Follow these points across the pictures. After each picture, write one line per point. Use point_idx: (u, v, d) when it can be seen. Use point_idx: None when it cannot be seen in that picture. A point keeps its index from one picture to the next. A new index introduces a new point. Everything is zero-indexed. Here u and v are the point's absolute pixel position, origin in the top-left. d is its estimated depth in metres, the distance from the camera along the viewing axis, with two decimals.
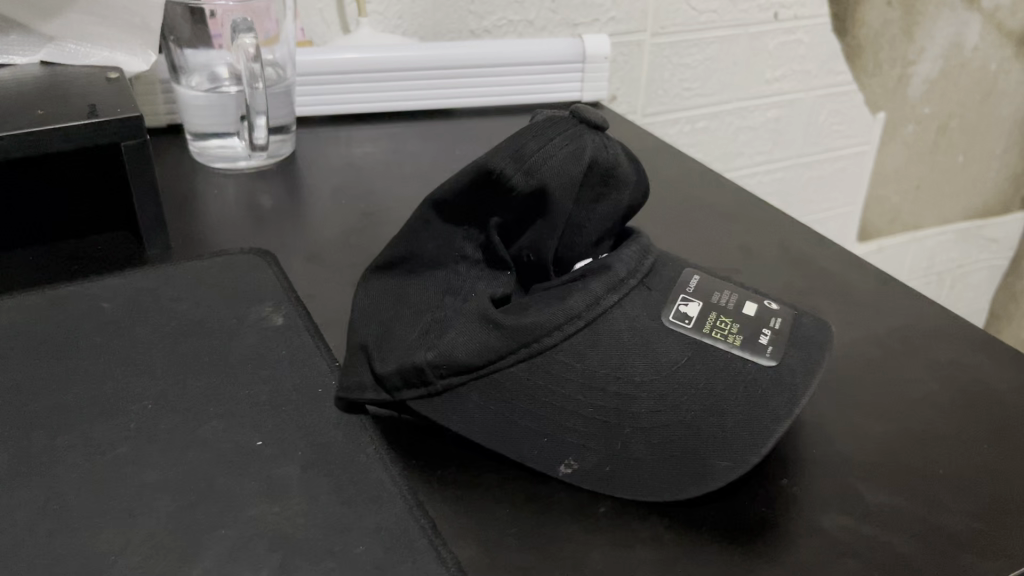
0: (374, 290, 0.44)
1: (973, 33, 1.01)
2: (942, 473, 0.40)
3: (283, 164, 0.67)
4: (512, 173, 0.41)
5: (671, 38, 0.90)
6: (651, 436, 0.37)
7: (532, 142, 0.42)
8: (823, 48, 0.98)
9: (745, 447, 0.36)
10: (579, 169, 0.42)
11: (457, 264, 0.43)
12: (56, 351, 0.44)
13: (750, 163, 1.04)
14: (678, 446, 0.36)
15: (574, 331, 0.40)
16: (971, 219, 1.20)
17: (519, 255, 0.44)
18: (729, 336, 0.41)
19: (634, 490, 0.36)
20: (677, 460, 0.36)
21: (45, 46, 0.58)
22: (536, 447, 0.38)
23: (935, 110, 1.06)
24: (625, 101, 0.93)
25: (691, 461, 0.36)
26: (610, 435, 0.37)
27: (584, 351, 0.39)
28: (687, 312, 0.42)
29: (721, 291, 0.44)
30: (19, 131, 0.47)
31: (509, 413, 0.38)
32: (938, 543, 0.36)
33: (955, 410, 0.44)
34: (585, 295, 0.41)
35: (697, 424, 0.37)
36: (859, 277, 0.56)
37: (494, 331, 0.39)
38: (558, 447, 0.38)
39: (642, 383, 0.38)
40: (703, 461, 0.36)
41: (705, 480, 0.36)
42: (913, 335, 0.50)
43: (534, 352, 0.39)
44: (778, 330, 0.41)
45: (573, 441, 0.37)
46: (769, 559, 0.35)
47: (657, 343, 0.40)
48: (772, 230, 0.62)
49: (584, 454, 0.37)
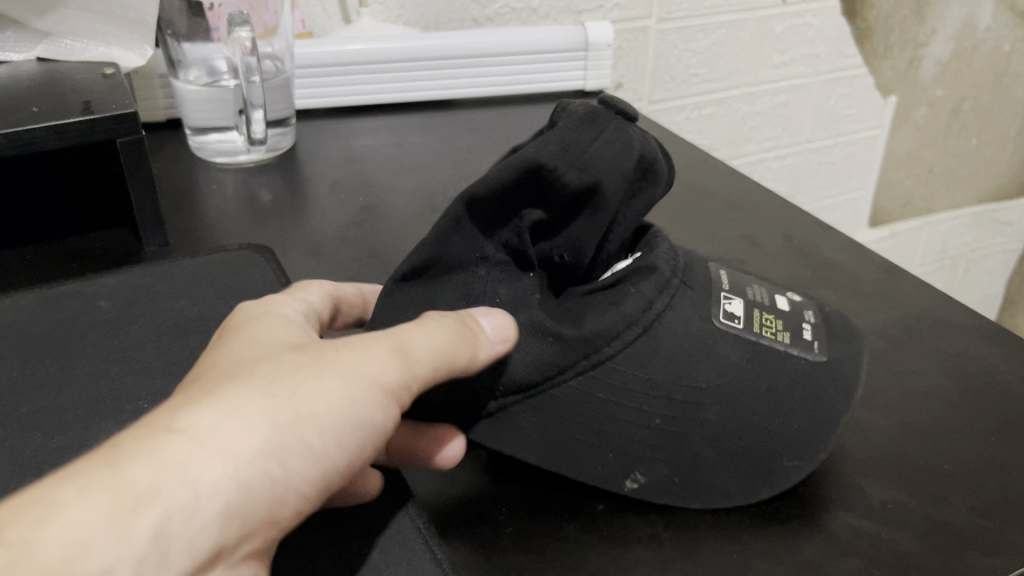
0: (396, 298, 0.38)
1: (986, 14, 0.99)
2: (946, 468, 0.39)
3: (283, 157, 0.66)
4: (565, 168, 0.37)
5: (676, 24, 0.89)
6: (720, 442, 0.35)
7: (579, 134, 0.38)
8: (832, 31, 0.96)
9: (811, 444, 0.36)
10: (629, 163, 0.39)
11: (477, 266, 0.38)
12: (53, 351, 0.44)
13: (758, 149, 1.03)
14: (747, 451, 0.35)
15: (634, 340, 0.36)
16: (984, 203, 1.19)
17: (547, 258, 0.39)
18: (777, 334, 0.39)
19: (708, 498, 0.35)
20: (746, 462, 0.35)
21: (41, 42, 0.57)
22: (602, 464, 0.35)
23: (947, 93, 1.04)
24: (630, 88, 0.92)
25: (761, 462, 0.35)
26: (680, 444, 0.35)
27: (645, 359, 0.36)
28: (733, 311, 0.40)
29: (753, 287, 0.42)
30: (13, 129, 0.46)
31: (569, 429, 0.35)
32: (943, 540, 0.35)
33: (963, 405, 0.43)
34: (639, 296, 0.37)
35: (767, 427, 0.36)
36: (865, 268, 0.55)
37: (552, 343, 0.35)
38: (624, 462, 0.35)
39: (705, 389, 0.36)
40: (772, 461, 0.35)
41: (778, 481, 0.35)
42: (919, 326, 0.49)
43: (595, 363, 0.36)
44: (815, 323, 0.41)
45: (639, 455, 0.35)
46: (771, 557, 0.35)
47: (718, 348, 0.37)
48: (776, 218, 0.61)
49: (653, 467, 0.35)
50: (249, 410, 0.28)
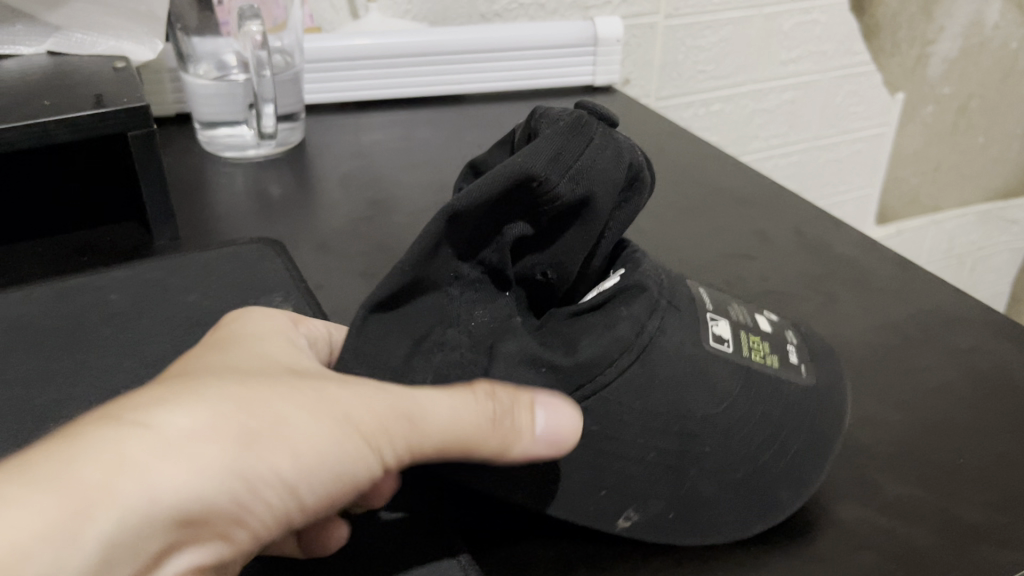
0: (371, 330, 0.32)
1: (994, 12, 0.99)
2: (961, 463, 0.39)
3: (292, 152, 0.66)
4: (558, 178, 0.31)
5: (684, 21, 0.88)
6: (718, 476, 0.33)
7: (569, 139, 0.32)
8: (840, 28, 0.96)
9: (804, 473, 0.34)
10: (621, 171, 0.34)
11: (450, 286, 0.33)
12: (64, 344, 0.44)
13: (765, 146, 1.02)
14: (745, 482, 0.33)
15: (626, 368, 0.32)
16: (991, 201, 1.18)
17: (527, 275, 0.34)
18: (767, 359, 0.36)
19: (702, 534, 0.33)
20: (740, 494, 0.33)
21: (51, 36, 0.57)
22: (593, 502, 0.32)
23: (955, 91, 1.04)
24: (638, 85, 0.91)
25: (754, 495, 0.33)
26: (677, 481, 0.32)
27: (641, 391, 0.32)
28: (722, 332, 0.35)
29: (734, 304, 0.38)
30: (26, 122, 0.47)
31: (557, 463, 0.32)
32: (958, 535, 0.35)
33: (977, 400, 0.43)
34: (631, 319, 0.33)
35: (760, 460, 0.33)
36: (876, 264, 0.55)
37: (549, 372, 0.32)
38: (617, 499, 0.32)
39: (706, 423, 0.33)
40: (767, 493, 0.34)
41: (773, 511, 0.34)
42: (933, 322, 0.49)
43: (587, 394, 0.32)
44: (799, 345, 0.38)
45: (636, 492, 0.32)
46: (786, 551, 0.34)
47: (720, 377, 0.33)
48: (787, 214, 0.61)
49: (647, 503, 0.33)
50: (228, 419, 0.25)
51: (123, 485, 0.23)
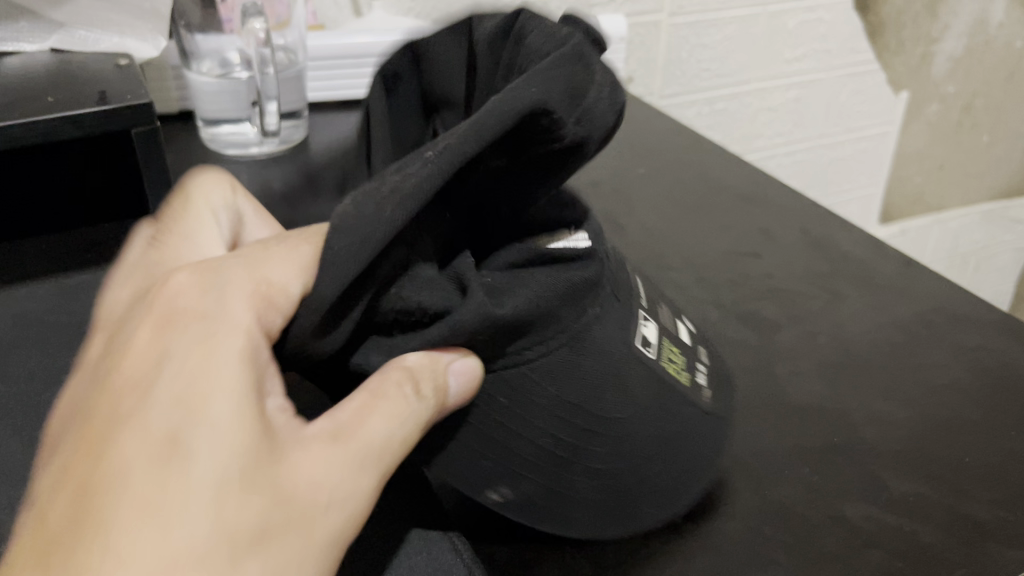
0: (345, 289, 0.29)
1: (999, 10, 0.98)
2: (967, 461, 0.39)
3: (295, 150, 0.65)
4: (567, 123, 0.29)
5: (688, 19, 0.88)
6: (598, 480, 0.33)
7: (578, 80, 0.30)
8: (846, 27, 0.95)
9: (676, 496, 0.34)
10: (611, 120, 0.31)
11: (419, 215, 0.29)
12: (69, 341, 0.44)
13: (769, 144, 1.02)
14: (622, 493, 0.33)
15: (552, 350, 0.31)
16: (995, 200, 1.18)
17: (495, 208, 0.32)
18: (679, 373, 0.35)
19: (561, 525, 0.33)
20: (612, 508, 0.33)
21: (56, 33, 0.57)
22: (474, 466, 0.32)
23: (959, 89, 1.03)
24: (641, 83, 0.91)
25: (626, 511, 0.33)
26: (560, 472, 0.32)
27: (556, 375, 0.31)
28: (648, 336, 0.34)
29: (664, 309, 0.38)
30: (31, 118, 0.46)
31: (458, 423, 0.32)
32: (964, 532, 0.35)
33: (983, 398, 0.43)
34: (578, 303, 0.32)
35: (642, 474, 0.33)
36: (882, 263, 0.54)
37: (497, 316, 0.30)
38: (495, 471, 0.32)
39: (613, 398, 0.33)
40: (638, 510, 0.34)
41: (636, 524, 0.34)
42: (938, 320, 0.49)
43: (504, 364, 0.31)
44: (706, 366, 0.38)
45: (516, 469, 0.32)
46: (793, 550, 0.34)
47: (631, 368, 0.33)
48: (792, 211, 0.61)
49: (520, 483, 0.32)
50: (209, 502, 0.24)
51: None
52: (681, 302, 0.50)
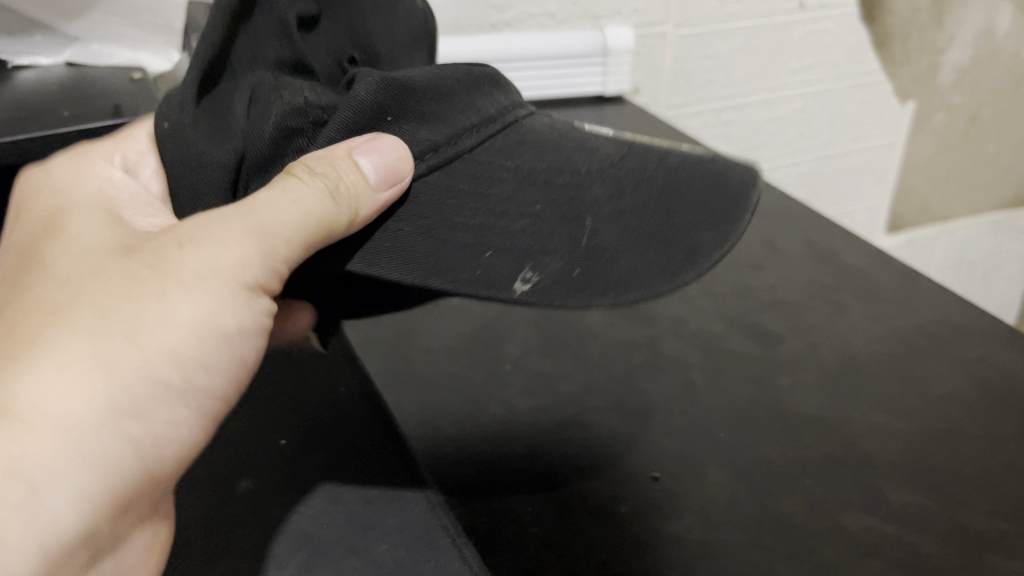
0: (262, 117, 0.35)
1: (1006, 20, 0.97)
2: (966, 472, 0.39)
3: None
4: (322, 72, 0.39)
5: (694, 30, 0.84)
6: (611, 227, 0.36)
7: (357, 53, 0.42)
8: (852, 37, 0.93)
9: (645, 278, 0.35)
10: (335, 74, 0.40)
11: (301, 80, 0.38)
12: None
13: (774, 154, 1.00)
14: (589, 248, 0.36)
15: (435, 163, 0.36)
16: (1002, 209, 1.18)
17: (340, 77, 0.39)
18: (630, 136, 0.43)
19: (619, 288, 0.35)
20: (558, 216, 0.36)
21: (70, 47, 0.58)
22: (478, 267, 0.34)
23: (965, 99, 1.03)
24: (647, 94, 0.87)
25: (570, 206, 0.37)
26: (569, 218, 0.36)
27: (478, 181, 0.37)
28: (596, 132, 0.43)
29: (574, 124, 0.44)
30: (46, 133, 0.47)
31: (438, 234, 0.35)
32: (962, 543, 0.35)
33: (982, 409, 0.43)
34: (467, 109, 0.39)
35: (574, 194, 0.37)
36: (884, 275, 0.55)
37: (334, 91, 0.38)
38: (502, 264, 0.34)
39: (671, 195, 0.39)
40: (579, 212, 0.37)
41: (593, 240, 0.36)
42: (939, 332, 0.49)
43: (454, 154, 0.37)
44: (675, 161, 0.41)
45: (456, 253, 0.34)
46: (792, 559, 0.35)
47: (684, 172, 0.41)
48: (796, 224, 0.62)
49: (544, 265, 0.35)
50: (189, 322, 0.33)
51: (155, 445, 0.32)
52: (685, 316, 0.52)
